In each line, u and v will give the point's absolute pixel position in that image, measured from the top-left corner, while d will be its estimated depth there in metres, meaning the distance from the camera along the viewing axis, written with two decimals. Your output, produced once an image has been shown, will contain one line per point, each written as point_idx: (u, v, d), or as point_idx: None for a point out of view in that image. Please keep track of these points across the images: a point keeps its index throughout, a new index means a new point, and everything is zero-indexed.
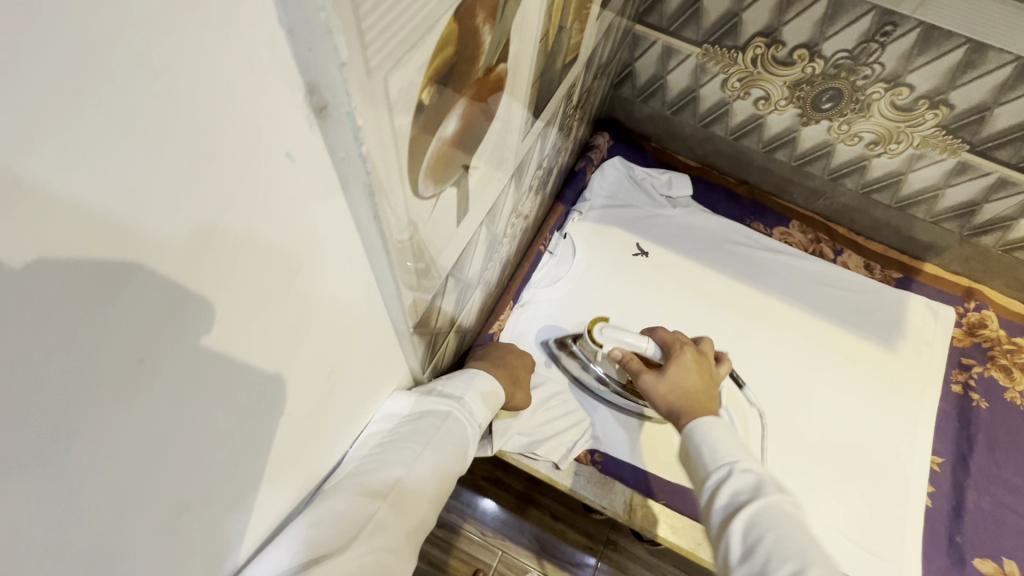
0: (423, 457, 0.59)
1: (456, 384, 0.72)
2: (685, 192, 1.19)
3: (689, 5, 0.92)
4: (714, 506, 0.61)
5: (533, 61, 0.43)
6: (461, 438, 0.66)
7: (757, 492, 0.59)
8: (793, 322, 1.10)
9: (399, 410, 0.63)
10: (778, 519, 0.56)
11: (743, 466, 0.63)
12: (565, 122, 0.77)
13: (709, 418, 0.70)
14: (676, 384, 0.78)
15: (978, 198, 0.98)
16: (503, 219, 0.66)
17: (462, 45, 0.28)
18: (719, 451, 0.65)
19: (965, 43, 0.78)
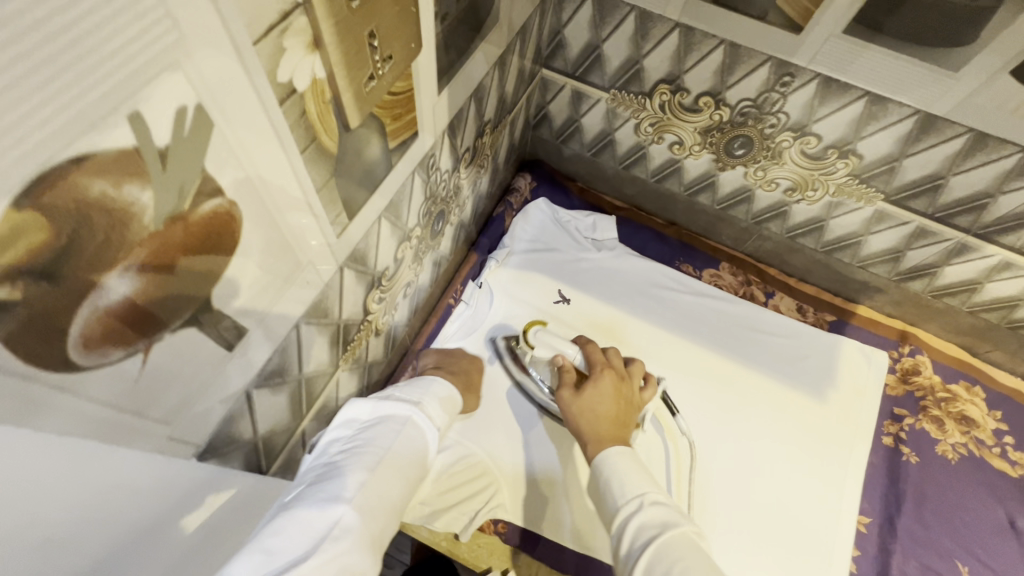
0: (383, 461, 0.53)
1: (417, 388, 0.79)
2: (611, 234, 1.15)
3: (590, 51, 0.88)
4: (623, 547, 0.56)
5: (303, 173, 0.39)
6: (421, 441, 0.61)
7: (664, 527, 0.55)
8: (719, 372, 1.05)
9: (358, 415, 0.59)
10: (684, 552, 0.52)
11: (653, 500, 0.58)
12: (442, 186, 0.72)
13: (616, 452, 0.64)
14: (593, 412, 0.74)
15: (900, 245, 0.94)
16: (356, 302, 0.61)
17: (64, 228, 0.24)
18: (627, 483, 0.60)
19: (863, 96, 0.74)
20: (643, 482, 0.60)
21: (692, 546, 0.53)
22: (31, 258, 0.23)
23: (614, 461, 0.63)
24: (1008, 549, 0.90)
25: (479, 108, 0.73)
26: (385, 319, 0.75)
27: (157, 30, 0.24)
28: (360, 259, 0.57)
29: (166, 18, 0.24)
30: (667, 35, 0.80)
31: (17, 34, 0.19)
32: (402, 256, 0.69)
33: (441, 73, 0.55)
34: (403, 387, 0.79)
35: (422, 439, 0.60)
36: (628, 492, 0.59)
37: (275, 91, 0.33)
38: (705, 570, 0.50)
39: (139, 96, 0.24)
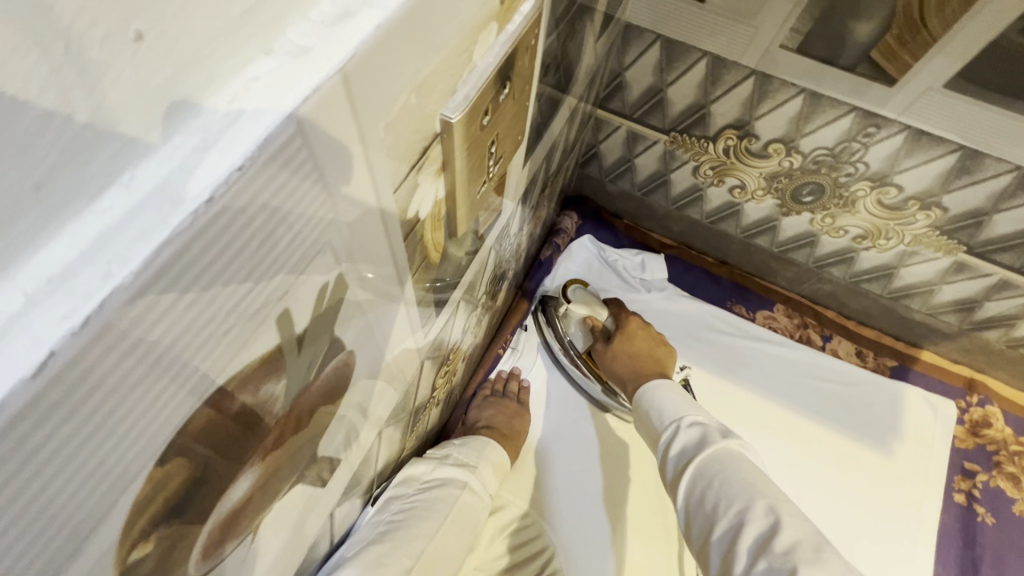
0: (441, 533, 0.65)
1: (473, 449, 0.77)
2: (661, 273, 1.10)
3: (652, 94, 0.84)
4: (668, 462, 0.59)
5: (409, 294, 0.35)
6: (475, 509, 0.72)
7: (703, 442, 0.57)
8: (777, 421, 1.01)
9: (418, 474, 0.70)
10: (728, 465, 0.54)
11: (691, 422, 0.60)
12: (507, 249, 0.68)
13: (653, 385, 0.67)
14: (625, 355, 0.81)
15: (977, 295, 0.88)
16: (427, 386, 0.57)
17: (194, 463, 0.20)
18: (665, 409, 0.63)
19: (957, 150, 0.69)
20: (679, 407, 0.63)
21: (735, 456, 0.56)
22: (167, 495, 0.19)
23: (653, 390, 0.66)
24: None
25: (546, 165, 0.69)
26: (445, 388, 0.70)
27: (317, 217, 0.20)
28: (437, 348, 0.53)
29: (327, 201, 0.20)
30: (740, 82, 0.75)
31: (182, 288, 0.15)
32: (469, 324, 0.65)
33: (527, 148, 0.51)
34: (459, 448, 0.77)
35: (471, 504, 0.71)
36: (666, 417, 0.62)
37: (402, 228, 0.28)
38: (745, 480, 0.53)
39: (291, 291, 0.20)
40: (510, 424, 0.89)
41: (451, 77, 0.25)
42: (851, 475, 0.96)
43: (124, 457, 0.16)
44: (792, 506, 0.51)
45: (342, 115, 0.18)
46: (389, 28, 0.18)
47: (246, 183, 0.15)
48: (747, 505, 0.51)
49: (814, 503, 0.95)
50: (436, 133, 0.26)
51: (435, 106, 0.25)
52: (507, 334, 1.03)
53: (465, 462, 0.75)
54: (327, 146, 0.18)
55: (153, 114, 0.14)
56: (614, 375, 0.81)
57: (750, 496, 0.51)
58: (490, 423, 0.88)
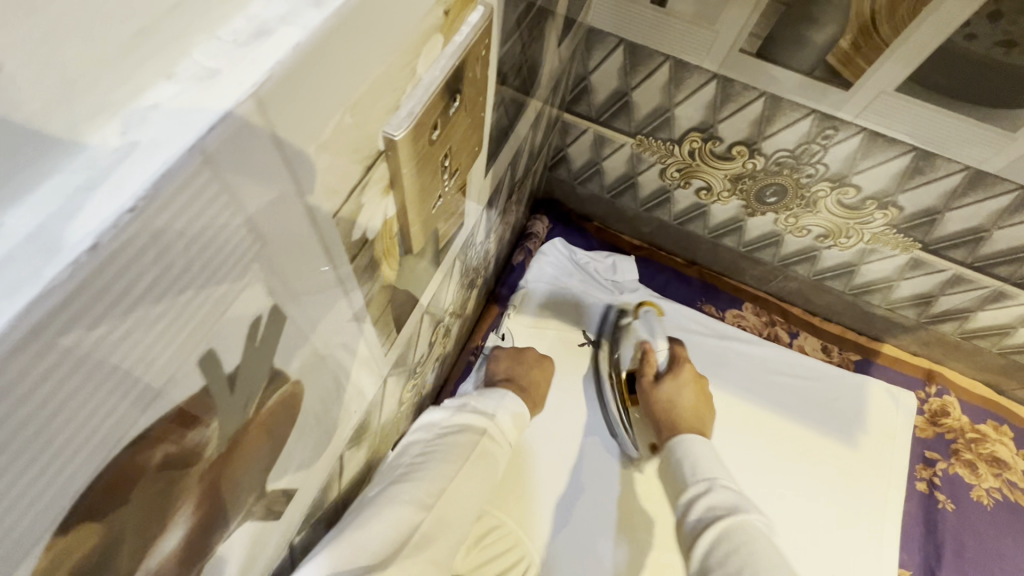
0: (461, 474, 0.63)
1: (490, 400, 0.75)
2: (632, 275, 1.11)
3: (617, 98, 0.84)
4: (687, 519, 0.65)
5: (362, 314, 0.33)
6: (495, 452, 0.70)
7: (731, 510, 0.63)
8: (743, 418, 1.02)
9: (437, 422, 0.70)
10: (751, 539, 0.60)
11: (724, 484, 0.67)
12: (473, 259, 0.67)
13: (691, 435, 0.74)
14: (668, 403, 0.85)
15: (933, 291, 0.91)
16: (392, 403, 0.55)
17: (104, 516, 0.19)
18: (698, 467, 0.70)
19: (911, 151, 0.71)
20: (713, 467, 0.69)
21: (761, 536, 0.61)
22: (78, 547, 0.18)
23: (692, 444, 0.73)
24: None
25: (511, 173, 0.68)
26: (415, 399, 0.68)
27: (241, 255, 0.19)
28: (402, 362, 0.52)
29: (249, 234, 0.19)
30: (703, 85, 0.76)
31: (76, 337, 0.14)
32: (436, 334, 0.64)
33: (489, 157, 0.50)
34: (476, 398, 0.75)
35: (489, 449, 0.68)
36: (698, 474, 0.68)
37: (348, 251, 0.27)
38: (764, 560, 0.58)
39: (213, 329, 0.19)
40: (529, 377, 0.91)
41: (394, 93, 0.24)
42: (819, 469, 0.99)
43: (25, 510, 0.16)
44: None
45: (259, 142, 0.17)
46: (315, 45, 0.17)
47: (141, 226, 0.14)
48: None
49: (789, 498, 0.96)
50: (379, 151, 0.25)
51: (376, 125, 0.24)
52: (480, 340, 1.02)
53: (481, 410, 0.73)
54: (244, 179, 0.17)
55: (23, 154, 0.13)
56: (647, 412, 0.87)
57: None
58: (507, 374, 0.89)
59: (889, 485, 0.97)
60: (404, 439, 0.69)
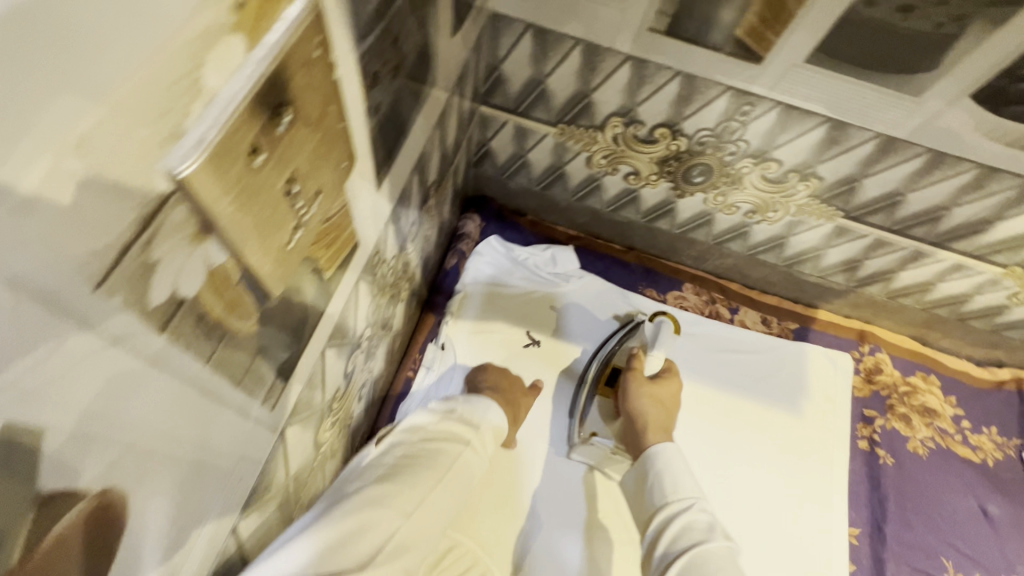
0: (439, 486, 0.59)
1: (475, 409, 0.71)
2: (572, 267, 1.08)
3: (533, 86, 0.80)
4: (663, 535, 0.69)
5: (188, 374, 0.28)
6: (477, 465, 0.65)
7: (705, 534, 0.67)
8: (701, 399, 1.02)
9: (423, 425, 0.65)
10: (723, 561, 0.64)
11: (701, 507, 0.71)
12: (387, 276, 0.61)
13: (670, 445, 0.79)
14: (657, 401, 0.88)
15: (858, 256, 0.94)
16: (305, 448, 0.50)
17: None
18: (679, 484, 0.73)
19: (825, 122, 0.71)
20: (694, 487, 0.74)
21: (727, 556, 0.65)
22: None
23: (669, 458, 0.77)
24: (982, 533, 0.94)
25: (422, 176, 0.62)
26: (341, 434, 0.63)
27: None
28: (306, 405, 0.46)
29: None
30: (617, 69, 0.73)
31: None
32: (352, 365, 0.57)
33: (382, 163, 0.44)
34: (464, 404, 0.71)
35: (468, 462, 0.64)
36: (679, 493, 0.72)
37: (145, 319, 0.24)
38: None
39: None
40: (514, 394, 0.87)
41: (151, 124, 0.21)
42: (772, 440, 1.00)
43: None
44: None
45: None
46: None
47: None
48: None
49: (748, 472, 0.97)
50: (166, 191, 0.22)
51: (146, 158, 0.21)
52: (416, 354, 0.96)
53: (467, 420, 0.69)
54: None
55: None
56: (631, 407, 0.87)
57: None
58: (494, 386, 0.87)
59: (834, 449, 1.00)
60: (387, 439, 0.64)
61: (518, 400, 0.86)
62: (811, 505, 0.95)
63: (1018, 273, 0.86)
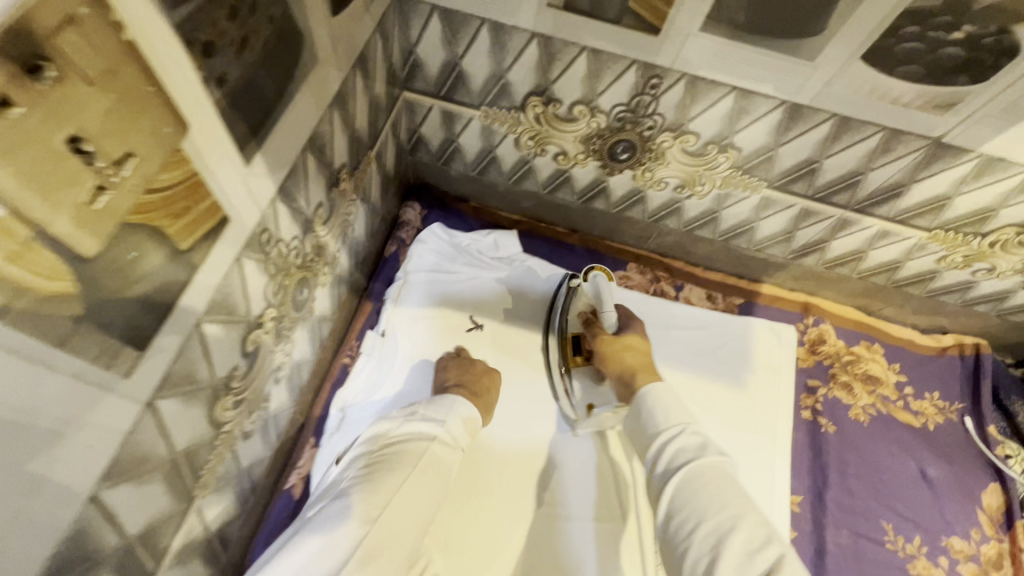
0: (407, 484, 0.64)
1: (439, 407, 0.75)
2: (514, 250, 1.08)
3: (450, 69, 0.80)
4: (660, 460, 0.63)
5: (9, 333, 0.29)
6: (445, 459, 0.70)
7: (702, 453, 0.62)
8: (659, 380, 1.01)
9: (385, 431, 0.70)
10: (721, 477, 0.59)
11: (694, 430, 0.65)
12: (293, 257, 0.62)
13: (655, 384, 0.71)
14: (632, 349, 0.85)
15: (789, 227, 0.95)
16: (197, 423, 0.50)
17: None
18: (669, 414, 0.67)
19: (730, 92, 0.72)
20: (684, 414, 0.67)
21: (726, 474, 0.60)
22: None
23: (657, 391, 0.70)
24: (921, 495, 0.95)
25: (323, 157, 0.63)
26: (255, 415, 0.64)
27: None
28: (186, 378, 0.46)
29: None
30: (525, 47, 0.74)
31: None
32: (255, 344, 0.58)
33: (247, 137, 0.45)
34: (426, 405, 0.75)
35: (442, 455, 0.70)
36: (670, 420, 0.66)
37: None
38: (734, 499, 0.57)
39: None
40: (479, 384, 0.87)
41: None
42: (720, 414, 1.00)
43: None
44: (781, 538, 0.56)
45: None
46: None
47: None
48: (736, 521, 0.55)
49: None
50: None
51: None
52: (353, 342, 0.97)
53: (430, 417, 0.73)
54: None
55: None
56: (613, 367, 0.83)
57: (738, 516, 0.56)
58: (459, 382, 0.86)
59: (779, 420, 1.00)
60: (353, 451, 0.69)
61: (482, 391, 0.86)
62: (756, 475, 0.95)
63: (942, 236, 0.87)
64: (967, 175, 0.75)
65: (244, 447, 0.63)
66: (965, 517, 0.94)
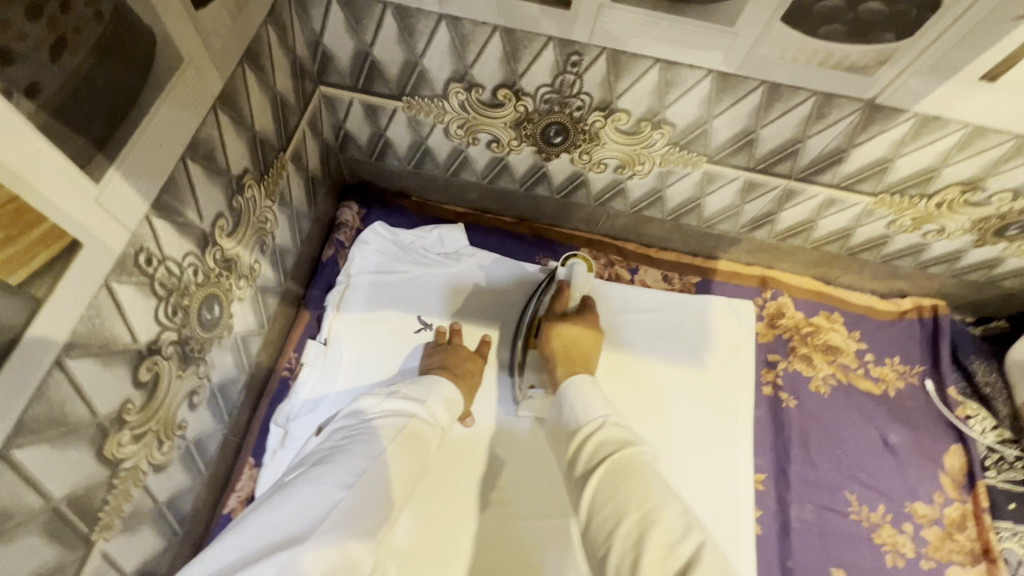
0: (386, 453, 0.61)
1: (420, 387, 0.73)
2: (460, 244, 1.03)
3: (362, 59, 0.76)
4: (580, 454, 0.62)
5: None
6: (425, 437, 0.67)
7: (622, 443, 0.60)
8: (632, 364, 0.99)
9: (366, 408, 0.68)
10: (638, 465, 0.57)
11: (616, 421, 0.63)
12: (189, 274, 0.58)
13: (578, 375, 0.72)
14: (569, 339, 0.83)
15: (736, 202, 0.92)
16: (80, 467, 0.47)
17: None
18: (592, 407, 0.66)
19: (654, 65, 0.69)
20: (605, 406, 0.66)
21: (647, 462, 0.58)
22: None
23: (581, 386, 0.70)
24: (883, 462, 0.95)
25: (215, 165, 0.58)
26: (168, 444, 0.60)
27: None
28: (52, 420, 0.43)
29: None
30: (434, 30, 0.69)
31: None
32: (152, 372, 0.54)
33: (89, 152, 0.41)
34: (408, 385, 0.74)
35: (428, 434, 0.68)
36: (591, 413, 0.65)
37: None
38: (650, 484, 0.55)
39: None
40: (464, 366, 0.85)
41: None
42: (684, 397, 0.98)
43: None
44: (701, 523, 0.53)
45: None
46: None
47: None
48: (651, 509, 0.52)
49: (666, 431, 0.94)
50: None
51: None
52: (290, 353, 0.93)
53: (411, 396, 0.71)
54: None
55: None
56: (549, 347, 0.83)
57: (659, 505, 0.53)
58: (442, 365, 0.84)
59: (741, 398, 0.98)
60: (335, 425, 0.68)
61: (465, 371, 0.84)
62: (720, 456, 0.93)
63: (887, 201, 0.85)
64: (905, 136, 0.72)
65: (155, 479, 0.59)
66: (928, 481, 0.94)
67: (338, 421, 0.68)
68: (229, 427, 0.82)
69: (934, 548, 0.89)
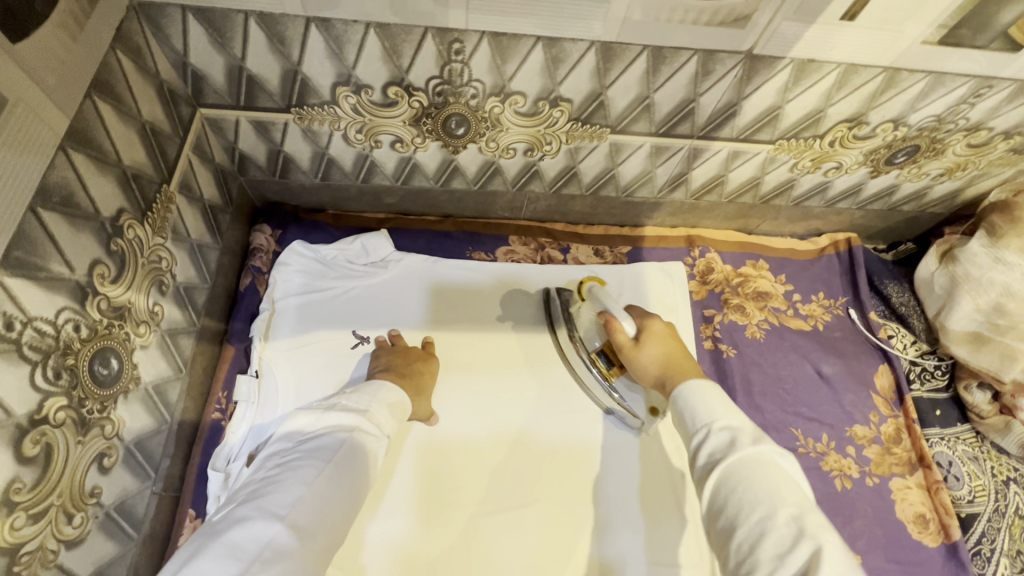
0: (323, 477, 0.58)
1: (363, 394, 0.70)
2: (386, 250, 0.99)
3: (237, 74, 0.71)
4: (696, 466, 0.60)
5: None
6: (367, 452, 0.64)
7: (733, 451, 0.57)
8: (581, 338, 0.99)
9: (301, 428, 0.65)
10: (754, 470, 0.55)
11: (722, 425, 0.60)
12: (70, 332, 0.53)
13: (693, 381, 0.65)
14: (664, 354, 0.77)
15: (648, 167, 0.93)
16: None
17: None
18: (697, 412, 0.62)
19: (536, 43, 0.68)
20: (711, 409, 0.62)
21: (763, 465, 0.56)
22: None
23: (686, 394, 0.65)
24: (821, 393, 1.00)
25: (77, 210, 0.54)
26: (79, 515, 0.56)
27: None
28: None
29: None
30: (306, 35, 0.66)
31: None
32: (42, 444, 0.50)
33: None
34: (349, 395, 0.70)
35: (374, 448, 0.65)
36: (698, 420, 0.62)
37: None
38: (763, 494, 0.53)
39: None
40: (410, 368, 0.85)
41: None
42: None
43: None
44: (817, 517, 0.52)
45: None
46: None
47: None
48: (769, 516, 0.52)
49: None
50: None
51: None
52: (218, 395, 0.88)
53: (352, 407, 0.67)
54: None
55: None
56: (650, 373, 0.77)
57: (773, 511, 0.52)
58: (387, 367, 0.84)
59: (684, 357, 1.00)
60: (268, 450, 0.65)
61: (411, 371, 0.84)
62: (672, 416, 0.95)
63: (786, 146, 0.88)
64: (788, 81, 0.75)
65: (70, 556, 0.55)
66: (863, 404, 0.99)
67: (270, 445, 0.65)
68: (160, 483, 0.77)
69: (876, 464, 0.95)
